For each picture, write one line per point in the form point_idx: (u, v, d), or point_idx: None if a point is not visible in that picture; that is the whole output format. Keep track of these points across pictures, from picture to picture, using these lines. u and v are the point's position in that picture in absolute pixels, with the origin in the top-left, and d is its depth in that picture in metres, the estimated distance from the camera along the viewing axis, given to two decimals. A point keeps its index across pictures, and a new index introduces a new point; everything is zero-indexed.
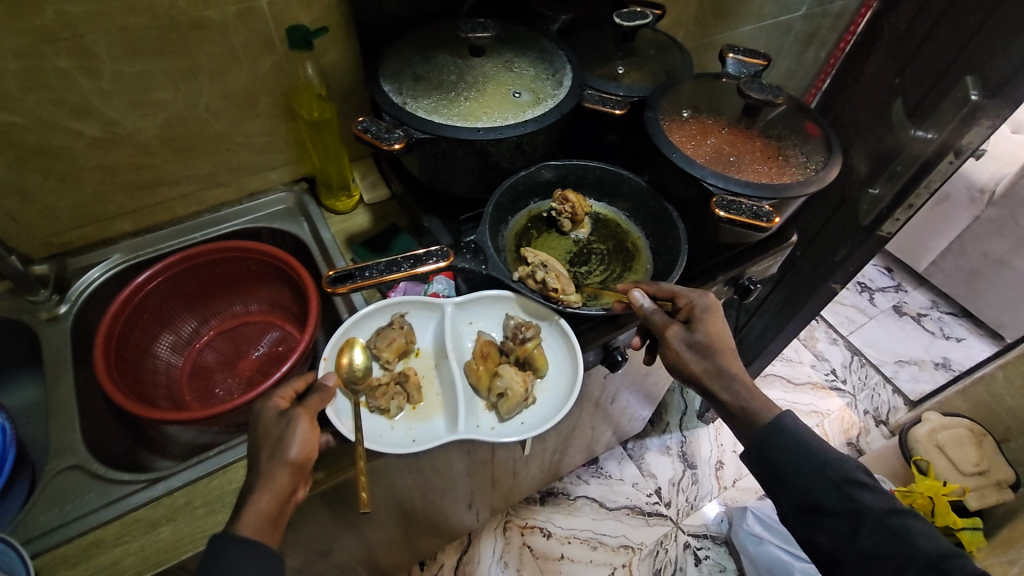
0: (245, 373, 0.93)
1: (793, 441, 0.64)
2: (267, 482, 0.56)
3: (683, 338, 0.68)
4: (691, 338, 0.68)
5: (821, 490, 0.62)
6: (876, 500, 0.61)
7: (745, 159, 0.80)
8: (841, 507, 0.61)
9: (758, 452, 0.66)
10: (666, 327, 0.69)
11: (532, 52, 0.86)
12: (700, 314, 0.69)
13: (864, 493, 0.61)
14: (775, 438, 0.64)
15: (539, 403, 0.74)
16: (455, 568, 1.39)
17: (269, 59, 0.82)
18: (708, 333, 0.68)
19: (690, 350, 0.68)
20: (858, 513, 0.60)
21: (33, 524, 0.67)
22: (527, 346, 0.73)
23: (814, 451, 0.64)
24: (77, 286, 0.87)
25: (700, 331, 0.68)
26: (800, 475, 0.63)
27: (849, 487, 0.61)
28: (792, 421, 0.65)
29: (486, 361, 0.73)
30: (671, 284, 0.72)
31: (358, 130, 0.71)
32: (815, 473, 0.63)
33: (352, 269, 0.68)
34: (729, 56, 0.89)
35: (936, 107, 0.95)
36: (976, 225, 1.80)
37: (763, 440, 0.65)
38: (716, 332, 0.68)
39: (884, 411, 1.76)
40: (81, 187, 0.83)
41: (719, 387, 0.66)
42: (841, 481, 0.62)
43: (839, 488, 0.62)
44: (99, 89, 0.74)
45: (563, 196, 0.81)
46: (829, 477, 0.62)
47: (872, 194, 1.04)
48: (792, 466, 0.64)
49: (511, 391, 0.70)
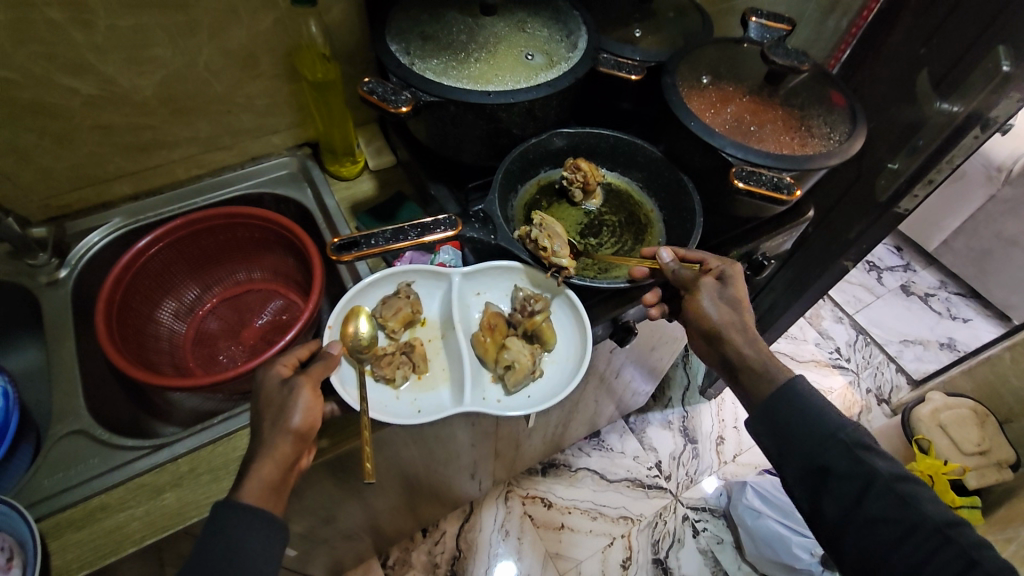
0: (248, 341, 0.92)
1: (806, 404, 0.64)
2: (271, 451, 0.56)
3: (714, 291, 0.69)
4: (722, 293, 0.69)
5: (830, 452, 0.62)
6: (887, 467, 0.61)
7: (766, 129, 0.78)
8: (849, 471, 0.61)
9: (767, 414, 0.65)
10: (699, 280, 0.69)
11: (546, 12, 0.82)
12: (733, 274, 0.70)
13: (874, 458, 0.61)
14: (786, 399, 0.64)
15: (546, 376, 0.73)
16: (456, 535, 1.41)
17: (270, 16, 0.79)
18: (738, 293, 0.69)
19: (720, 304, 0.68)
20: (867, 477, 0.60)
21: (37, 487, 0.67)
22: (536, 318, 0.72)
23: (824, 414, 0.64)
24: (77, 250, 0.85)
25: (731, 289, 0.69)
26: (811, 438, 0.63)
27: (858, 451, 0.62)
28: (803, 385, 0.65)
29: (493, 332, 0.72)
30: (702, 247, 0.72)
31: (363, 92, 0.68)
32: (825, 435, 0.63)
33: (356, 236, 0.66)
34: (752, 20, 0.85)
35: (964, 78, 0.91)
36: (991, 204, 1.76)
37: (774, 399, 0.65)
38: (744, 293, 0.69)
39: (886, 390, 1.76)
40: (79, 147, 0.81)
41: (742, 342, 0.68)
42: (851, 445, 0.62)
43: (849, 452, 0.62)
44: (93, 44, 0.71)
45: (575, 164, 0.78)
46: (839, 440, 0.62)
47: (890, 170, 1.00)
48: (799, 427, 0.64)
49: (519, 363, 0.70)
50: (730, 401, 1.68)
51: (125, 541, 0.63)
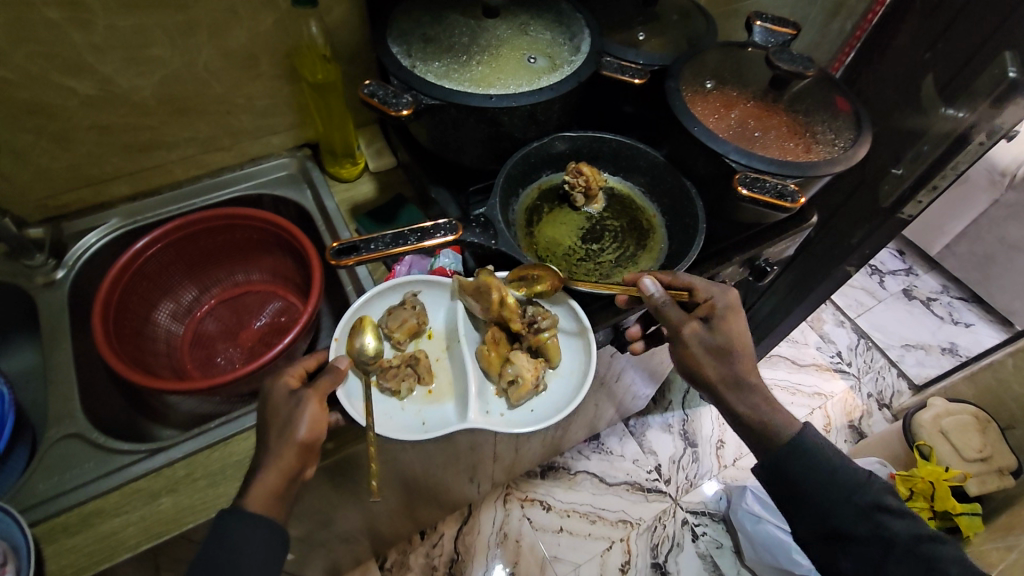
0: (247, 343, 0.91)
1: (822, 467, 0.67)
2: (271, 457, 0.55)
3: (701, 338, 0.66)
4: (709, 340, 0.66)
5: (846, 517, 0.66)
6: (904, 528, 0.66)
7: (770, 135, 0.77)
8: (867, 534, 0.65)
9: (781, 474, 0.68)
10: (684, 325, 0.66)
11: (548, 15, 0.81)
12: (720, 312, 0.67)
13: (889, 519, 0.66)
14: (803, 462, 0.67)
15: (550, 390, 0.73)
16: (454, 538, 1.41)
17: (270, 17, 0.78)
18: (726, 334, 0.66)
19: (707, 353, 0.66)
20: (885, 540, 0.65)
21: (33, 491, 0.66)
22: (542, 335, 0.71)
23: (840, 476, 0.67)
24: (75, 251, 0.85)
25: (719, 332, 0.66)
26: (830, 502, 0.67)
27: (875, 513, 0.66)
28: (812, 440, 0.68)
29: (497, 347, 0.72)
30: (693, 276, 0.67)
31: (364, 94, 0.67)
32: (843, 499, 0.66)
33: (356, 241, 0.65)
34: (756, 24, 0.85)
35: (970, 83, 0.90)
36: (994, 209, 1.75)
37: (790, 463, 0.67)
38: (734, 335, 0.66)
39: (887, 395, 1.75)
40: (77, 148, 0.80)
41: (737, 399, 0.67)
42: (868, 508, 0.66)
43: (865, 515, 0.66)
44: (92, 44, 0.71)
45: (577, 168, 0.78)
46: (856, 504, 0.66)
47: (894, 175, 0.99)
48: (817, 489, 0.67)
49: (523, 379, 0.69)
50: None
51: (121, 547, 0.62)
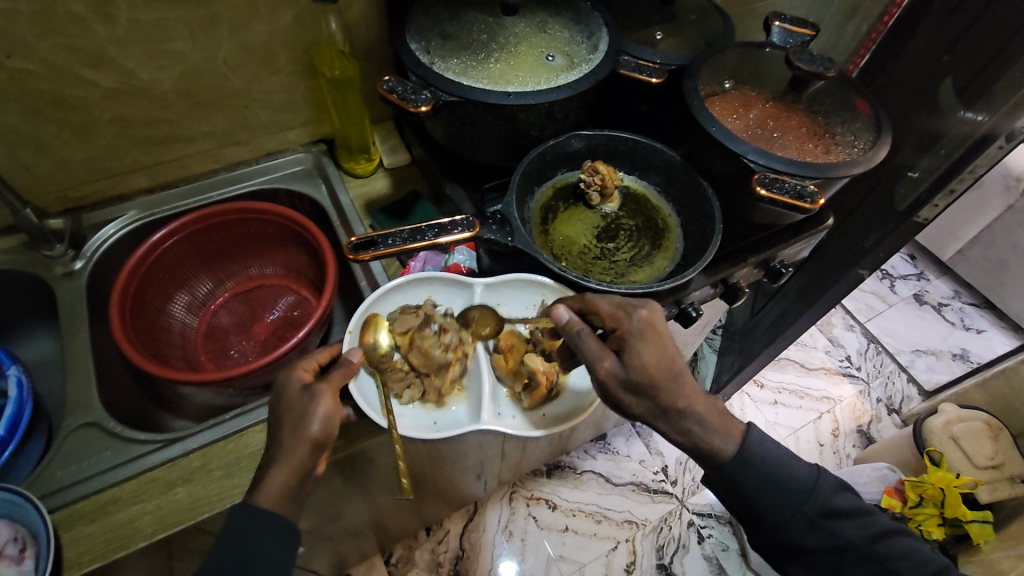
0: (260, 336, 0.92)
1: (770, 477, 0.63)
2: (290, 447, 0.56)
3: (616, 373, 0.60)
4: (626, 374, 0.60)
5: (800, 530, 0.63)
6: (856, 529, 0.64)
7: (788, 136, 0.76)
8: (822, 543, 0.63)
9: (733, 489, 0.64)
10: (597, 362, 0.61)
11: (567, 13, 0.81)
12: (633, 338, 0.61)
13: (840, 524, 0.64)
14: (757, 477, 0.63)
15: (564, 395, 0.75)
16: (460, 535, 1.41)
17: (290, 13, 0.78)
18: (641, 365, 0.60)
19: (625, 389, 0.60)
20: (841, 548, 0.63)
21: (50, 478, 0.67)
22: (555, 340, 0.74)
23: (791, 487, 0.64)
24: (93, 242, 0.86)
25: (633, 364, 0.60)
26: (779, 515, 0.63)
27: (826, 522, 0.64)
28: (763, 444, 0.64)
29: (510, 354, 0.74)
30: (603, 300, 0.63)
31: (383, 90, 0.67)
32: (793, 511, 0.63)
33: (373, 236, 0.65)
34: (775, 24, 0.85)
35: (988, 87, 0.90)
36: (1008, 214, 1.74)
37: (740, 478, 0.63)
38: (651, 363, 0.60)
39: (897, 400, 1.74)
40: (97, 140, 0.81)
41: (668, 427, 0.62)
42: (819, 518, 0.64)
43: (818, 524, 0.63)
44: (114, 37, 0.71)
45: (593, 166, 0.78)
46: (807, 515, 0.63)
47: (910, 178, 0.98)
48: (769, 502, 0.63)
49: (538, 382, 0.72)
50: (738, 408, 1.66)
51: (136, 535, 0.63)
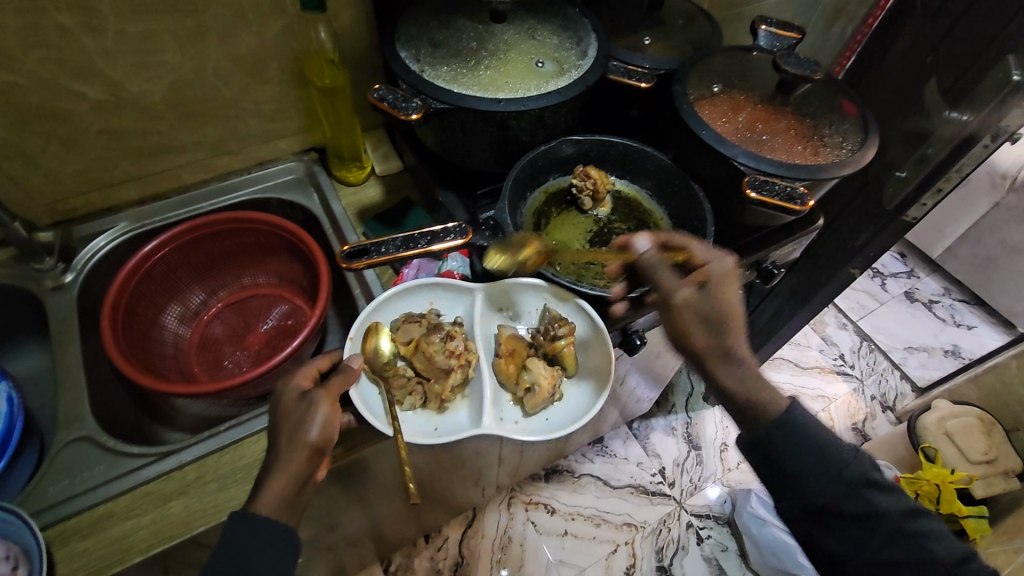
0: (254, 346, 0.91)
1: (809, 439, 0.61)
2: (289, 453, 0.55)
3: (693, 304, 0.62)
4: (702, 306, 0.62)
5: (836, 494, 0.60)
6: (893, 504, 0.60)
7: (777, 138, 0.77)
8: (858, 512, 0.59)
9: (769, 442, 0.61)
10: (677, 289, 0.63)
11: (555, 20, 0.82)
12: (716, 278, 0.63)
13: (878, 496, 0.60)
14: (793, 435, 0.61)
15: (566, 399, 0.76)
16: (459, 541, 1.41)
17: (279, 22, 0.78)
18: (720, 301, 0.62)
19: (699, 322, 0.62)
20: (878, 519, 0.59)
21: (43, 494, 0.67)
22: (558, 343, 0.73)
23: (828, 452, 0.61)
24: (82, 255, 0.85)
25: (713, 299, 0.62)
26: (815, 477, 0.60)
27: (864, 490, 0.60)
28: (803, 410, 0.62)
29: (512, 357, 0.74)
30: (702, 246, 0.66)
31: (374, 98, 0.68)
32: (830, 475, 0.60)
33: (367, 244, 0.66)
34: (761, 28, 0.85)
35: (971, 88, 0.91)
36: (995, 212, 1.76)
37: (778, 432, 0.61)
38: (728, 301, 0.62)
39: (891, 397, 1.75)
40: (86, 152, 0.80)
41: (725, 374, 0.62)
42: (857, 485, 0.60)
43: (855, 492, 0.60)
44: (102, 50, 0.71)
45: (585, 172, 0.79)
46: (845, 480, 0.60)
47: (898, 178, 1.00)
48: (805, 462, 0.60)
49: (539, 387, 0.72)
50: None
51: (131, 550, 0.62)
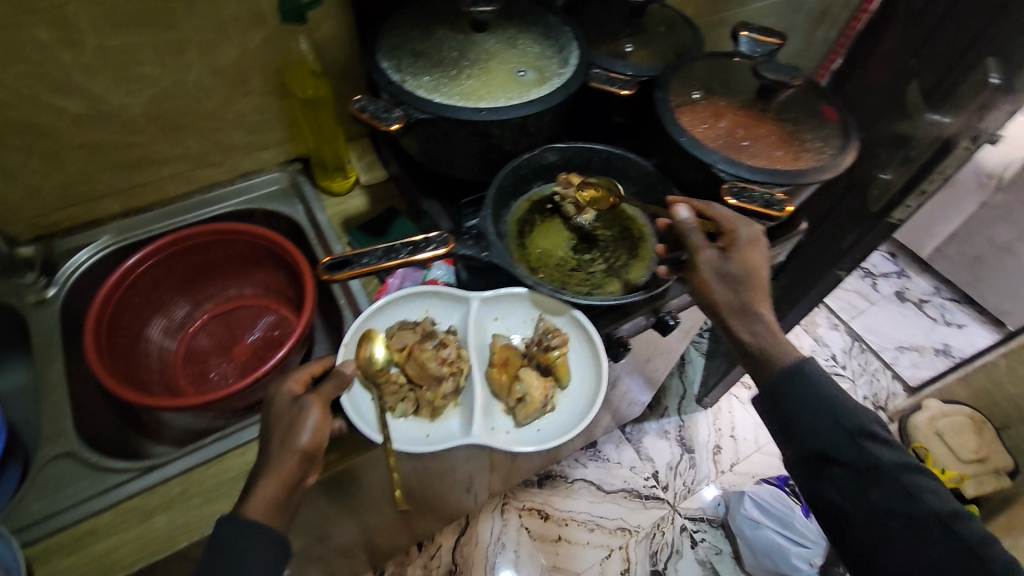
0: (240, 358, 0.91)
1: (812, 390, 0.61)
2: (271, 466, 0.55)
3: (715, 263, 0.65)
4: (723, 267, 0.65)
5: (832, 440, 0.59)
6: (894, 458, 0.58)
7: (758, 144, 0.77)
8: (852, 458, 0.58)
9: (770, 391, 0.63)
10: (701, 250, 0.66)
11: (536, 28, 0.82)
12: (743, 242, 0.66)
13: (877, 447, 0.58)
14: (792, 382, 0.62)
15: (558, 410, 0.75)
16: (452, 549, 1.40)
17: (260, 34, 0.78)
18: (742, 264, 0.65)
19: (720, 280, 0.65)
20: (872, 467, 0.58)
21: (24, 511, 0.66)
22: (551, 354, 0.73)
23: (830, 402, 0.61)
24: (65, 269, 0.84)
25: (735, 261, 0.65)
26: (813, 423, 0.60)
27: (862, 440, 0.59)
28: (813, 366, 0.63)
29: (506, 367, 0.73)
30: (723, 208, 0.69)
31: (355, 109, 0.68)
32: (828, 422, 0.60)
33: (348, 256, 0.66)
34: (742, 34, 0.86)
35: (952, 91, 0.92)
36: (983, 211, 1.77)
37: (778, 380, 0.62)
38: (751, 266, 0.65)
39: (883, 397, 1.76)
40: (67, 166, 0.80)
41: (741, 327, 0.64)
42: (856, 434, 0.59)
43: (852, 440, 0.59)
44: (82, 64, 0.71)
45: (567, 179, 0.78)
46: (843, 429, 0.59)
47: (882, 180, 1.00)
48: (803, 409, 0.61)
49: (531, 398, 0.72)
50: (726, 410, 1.67)
51: (113, 567, 0.61)
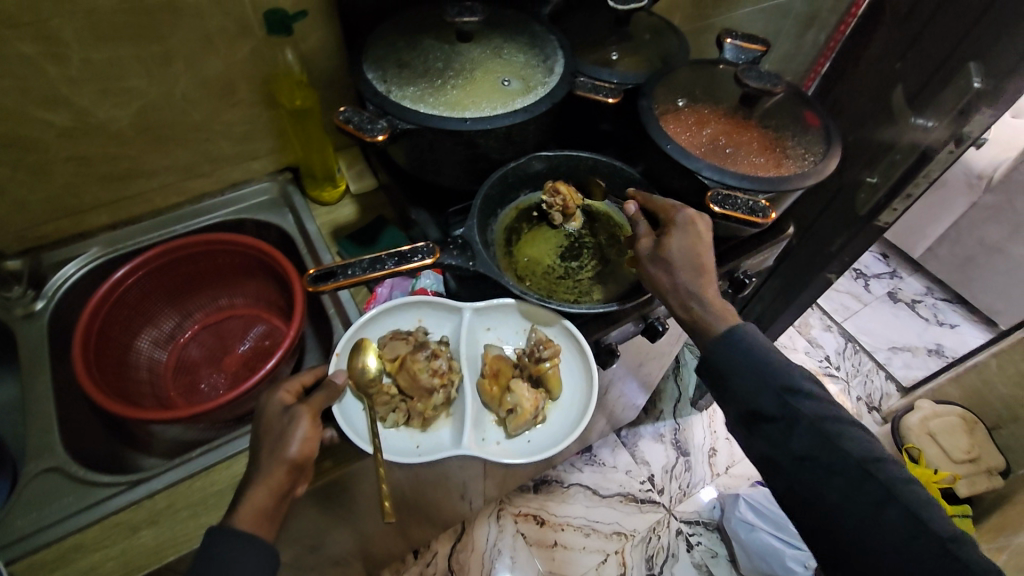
0: (231, 368, 0.91)
1: (745, 351, 0.63)
2: (257, 477, 0.55)
3: (648, 248, 0.68)
4: (655, 250, 0.67)
5: (758, 395, 0.62)
6: (817, 408, 0.60)
7: (742, 151, 0.78)
8: (777, 411, 0.61)
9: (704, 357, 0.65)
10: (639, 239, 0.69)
11: (522, 38, 0.83)
12: (677, 225, 0.67)
13: (802, 401, 0.60)
14: (725, 345, 0.63)
15: (549, 422, 0.75)
16: (448, 556, 1.40)
17: (246, 46, 0.79)
18: (672, 245, 0.66)
19: (653, 263, 0.67)
20: (796, 419, 0.60)
21: (12, 526, 0.66)
22: (543, 365, 0.73)
23: (758, 360, 0.63)
24: (54, 282, 0.84)
25: (666, 244, 0.66)
26: (744, 382, 0.62)
27: (789, 395, 0.61)
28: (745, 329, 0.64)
29: (497, 378, 0.74)
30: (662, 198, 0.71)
31: (339, 120, 0.68)
32: (757, 380, 0.62)
33: (334, 266, 0.66)
34: (727, 41, 0.87)
35: (936, 94, 0.93)
36: (973, 211, 1.79)
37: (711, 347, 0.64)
38: (681, 246, 0.66)
39: (876, 398, 1.76)
40: (55, 179, 0.80)
41: (676, 305, 0.65)
42: (782, 390, 0.61)
43: (778, 395, 0.61)
44: (67, 78, 0.71)
45: (554, 188, 0.78)
46: (771, 386, 0.61)
47: (870, 184, 1.01)
48: (735, 370, 0.63)
49: (522, 408, 0.72)
50: (721, 413, 1.68)
51: None
